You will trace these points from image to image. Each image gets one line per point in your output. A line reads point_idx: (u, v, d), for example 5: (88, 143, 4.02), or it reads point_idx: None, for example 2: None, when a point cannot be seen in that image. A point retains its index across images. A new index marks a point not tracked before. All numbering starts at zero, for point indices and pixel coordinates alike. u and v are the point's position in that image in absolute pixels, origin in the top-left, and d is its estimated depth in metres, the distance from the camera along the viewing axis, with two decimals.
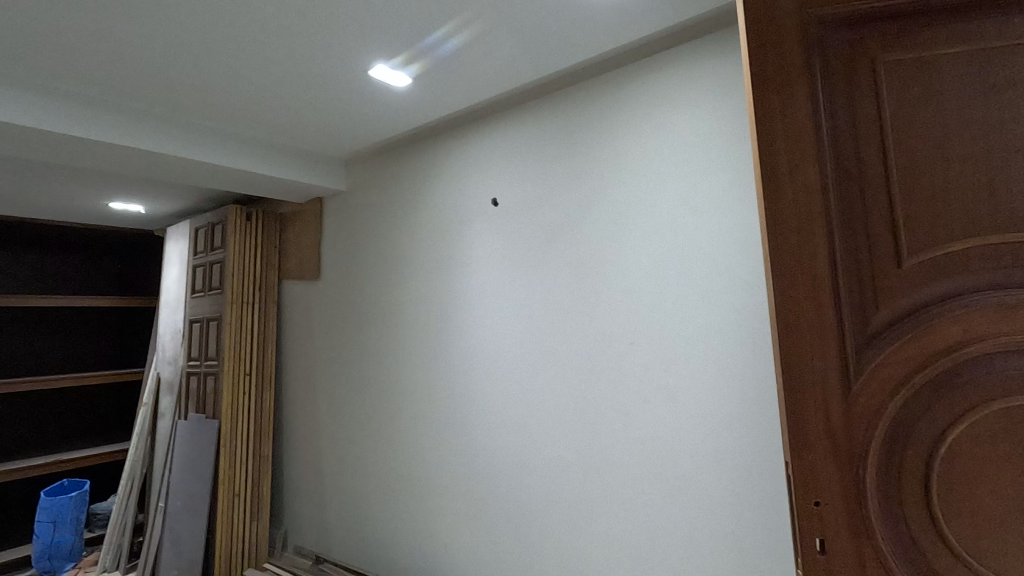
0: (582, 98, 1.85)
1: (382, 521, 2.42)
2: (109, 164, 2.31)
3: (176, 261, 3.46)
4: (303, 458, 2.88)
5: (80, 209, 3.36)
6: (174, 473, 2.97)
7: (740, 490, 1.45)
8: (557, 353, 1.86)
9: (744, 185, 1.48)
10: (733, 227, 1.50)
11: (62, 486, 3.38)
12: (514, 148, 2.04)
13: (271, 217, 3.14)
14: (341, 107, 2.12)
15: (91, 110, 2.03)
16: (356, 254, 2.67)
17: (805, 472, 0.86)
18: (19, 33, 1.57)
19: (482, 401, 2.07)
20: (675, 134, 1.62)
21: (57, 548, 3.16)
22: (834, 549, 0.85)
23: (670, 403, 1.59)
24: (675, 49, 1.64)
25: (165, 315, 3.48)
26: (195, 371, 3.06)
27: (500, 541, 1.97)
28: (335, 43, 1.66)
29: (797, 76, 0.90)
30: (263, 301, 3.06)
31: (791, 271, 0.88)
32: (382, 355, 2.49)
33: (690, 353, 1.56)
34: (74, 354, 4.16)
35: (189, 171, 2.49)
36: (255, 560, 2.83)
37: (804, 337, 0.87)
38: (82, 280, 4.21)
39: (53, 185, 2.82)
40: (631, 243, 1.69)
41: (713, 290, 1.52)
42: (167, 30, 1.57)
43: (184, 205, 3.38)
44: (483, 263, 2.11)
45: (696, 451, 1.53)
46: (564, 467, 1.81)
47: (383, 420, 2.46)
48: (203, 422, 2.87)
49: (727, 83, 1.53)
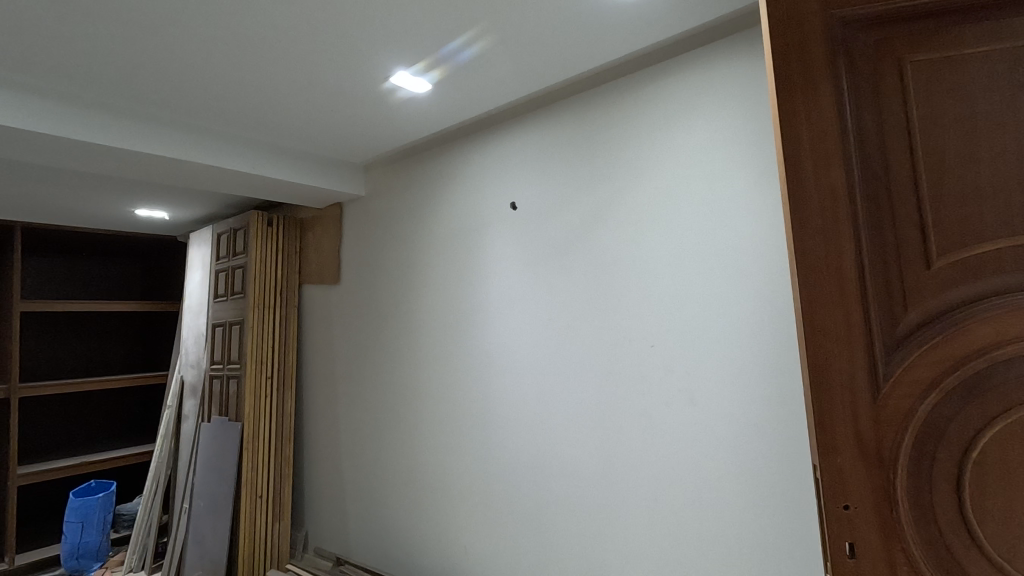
0: (601, 102, 1.85)
1: (402, 522, 2.44)
2: (136, 171, 2.37)
3: (199, 266, 3.52)
4: (323, 460, 2.91)
5: (106, 216, 3.44)
6: (198, 474, 3.02)
7: (763, 492, 1.45)
8: (577, 355, 1.86)
9: (766, 187, 1.48)
10: (755, 230, 1.49)
11: (89, 487, 3.46)
12: (533, 152, 2.05)
13: (292, 222, 3.19)
14: (361, 113, 2.15)
15: (118, 119, 2.08)
16: (376, 259, 2.71)
17: (834, 475, 0.86)
18: (53, 46, 1.62)
19: (502, 404, 2.08)
20: (695, 136, 1.62)
21: (85, 548, 3.23)
22: (864, 553, 0.84)
23: (692, 405, 1.58)
24: (695, 51, 1.64)
25: (189, 319, 3.55)
26: (218, 374, 3.11)
27: (519, 543, 1.98)
28: (356, 51, 1.69)
29: (823, 77, 0.90)
30: (284, 305, 3.10)
31: (818, 273, 0.88)
32: (402, 358, 2.52)
33: (711, 356, 1.56)
34: (99, 358, 4.26)
35: (213, 178, 2.54)
36: (277, 561, 2.87)
37: (832, 339, 0.86)
38: (107, 286, 4.32)
39: (81, 192, 2.90)
40: (650, 245, 1.70)
41: (734, 292, 1.52)
42: (196, 41, 1.61)
43: (206, 211, 3.44)
44: (502, 266, 2.12)
45: (718, 452, 1.53)
46: (585, 469, 1.81)
47: (403, 422, 2.48)
48: (226, 425, 2.91)
49: (748, 84, 1.52)
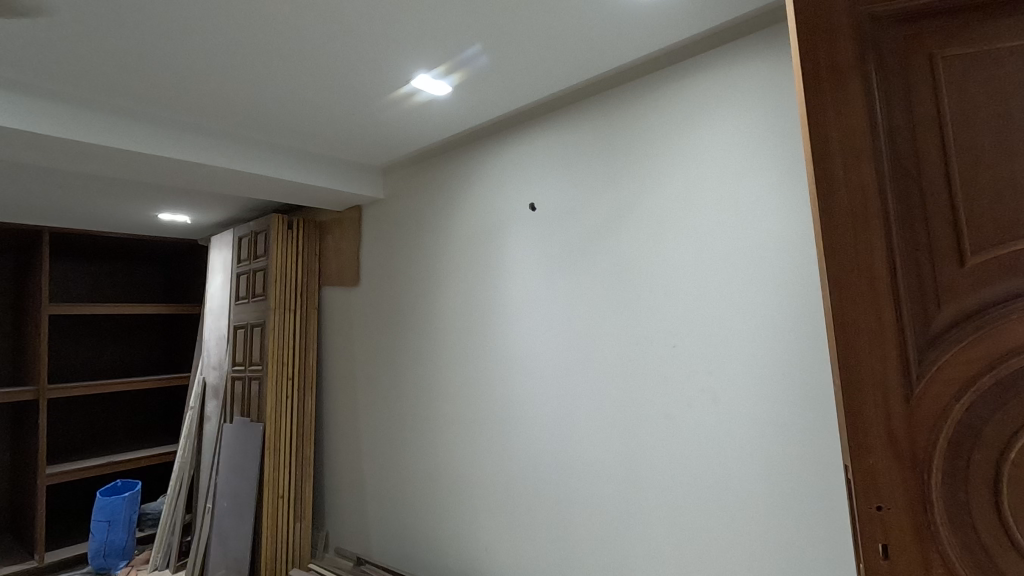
0: (620, 102, 1.86)
1: (422, 522, 2.46)
2: (161, 175, 2.42)
3: (220, 269, 3.57)
4: (343, 459, 2.94)
5: (130, 220, 3.51)
6: (221, 474, 3.07)
7: (789, 492, 1.44)
8: (598, 355, 1.86)
9: (789, 186, 1.47)
10: (778, 229, 1.49)
11: (115, 486, 3.52)
12: (552, 152, 2.06)
13: (312, 225, 3.22)
14: (380, 117, 2.18)
15: (145, 125, 2.13)
16: (395, 260, 2.73)
17: (867, 477, 0.85)
18: (83, 54, 1.67)
19: (522, 404, 2.09)
20: (719, 134, 1.61)
21: (112, 546, 3.29)
22: (898, 554, 0.83)
23: (715, 405, 1.58)
24: (717, 49, 1.63)
25: (210, 321, 3.60)
26: (240, 376, 3.15)
27: (540, 542, 1.99)
28: (376, 54, 1.70)
29: (851, 75, 0.89)
30: (304, 307, 3.14)
31: (848, 272, 0.87)
32: (421, 359, 2.54)
33: (735, 355, 1.55)
34: (123, 360, 4.34)
35: (235, 182, 2.58)
36: (298, 561, 2.89)
37: (863, 337, 0.86)
38: (129, 290, 4.41)
39: (106, 196, 2.96)
40: (672, 245, 1.69)
41: (761, 290, 1.51)
42: (220, 46, 1.64)
43: (227, 214, 3.49)
44: (522, 266, 2.13)
45: (742, 452, 1.52)
46: (606, 469, 1.81)
47: (423, 421, 2.50)
48: (249, 425, 2.96)
49: (770, 82, 1.52)
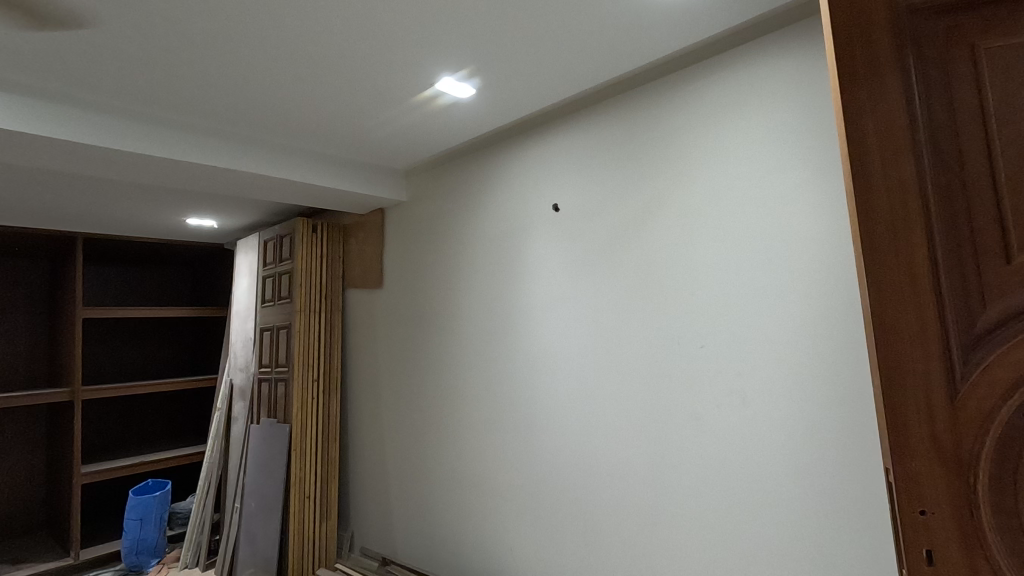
0: (645, 100, 1.85)
1: (447, 523, 2.47)
2: (189, 180, 2.47)
3: (246, 272, 3.64)
4: (367, 460, 2.97)
5: (159, 225, 3.59)
6: (248, 474, 3.11)
7: (821, 494, 1.42)
8: (623, 355, 1.85)
9: (822, 182, 1.45)
10: (810, 227, 1.46)
11: (147, 486, 3.60)
12: (575, 153, 2.05)
13: (335, 228, 3.26)
14: (404, 120, 2.19)
15: (174, 131, 2.18)
16: (418, 263, 2.75)
17: (908, 479, 0.82)
18: (116, 63, 1.71)
19: (547, 406, 2.08)
20: (746, 133, 1.59)
21: (144, 544, 3.36)
22: (943, 560, 0.81)
23: (744, 406, 1.56)
24: (743, 46, 1.62)
25: (237, 323, 3.66)
26: (267, 377, 3.20)
27: (565, 543, 1.98)
28: (401, 58, 1.72)
29: (888, 68, 0.87)
30: (329, 309, 3.17)
31: (889, 270, 0.85)
32: (444, 361, 2.55)
33: (764, 356, 1.53)
34: (151, 362, 4.44)
35: (261, 186, 2.62)
36: (324, 560, 2.93)
37: (905, 337, 0.83)
38: (156, 295, 4.52)
39: (136, 202, 3.04)
40: (699, 244, 1.68)
41: (792, 288, 1.49)
42: (249, 52, 1.67)
43: (252, 219, 3.55)
44: (545, 268, 2.13)
45: (772, 454, 1.50)
46: (634, 472, 1.80)
47: (446, 422, 2.51)
48: (275, 426, 3.00)
49: (802, 78, 1.49)
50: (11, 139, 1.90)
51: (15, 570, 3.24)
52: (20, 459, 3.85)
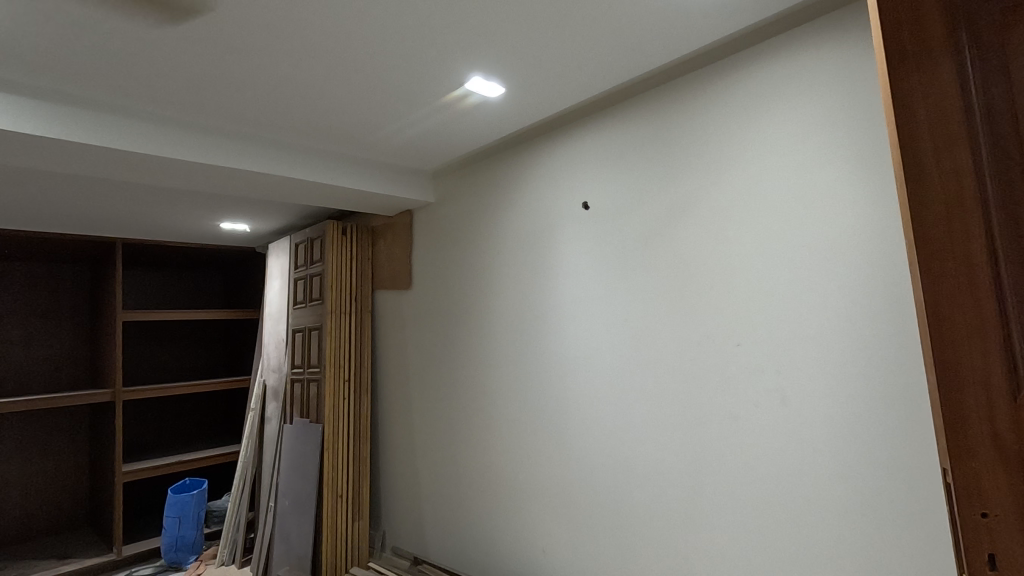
0: (676, 97, 1.83)
1: (479, 522, 2.47)
2: (224, 184, 2.53)
3: (278, 275, 3.70)
4: (398, 459, 2.99)
5: (194, 229, 3.69)
6: (282, 473, 3.17)
7: (867, 494, 1.38)
8: (656, 355, 1.83)
9: (863, 173, 1.41)
10: (853, 221, 1.42)
11: (185, 484, 3.69)
12: (605, 150, 2.04)
13: (365, 230, 3.30)
14: (432, 120, 2.21)
15: (210, 138, 2.24)
16: (447, 264, 2.76)
17: (969, 480, 0.79)
18: (157, 70, 1.76)
19: (580, 406, 2.07)
20: (782, 126, 1.57)
21: (182, 541, 3.45)
22: (1009, 564, 0.77)
23: (784, 406, 1.53)
24: (779, 37, 1.59)
25: (269, 325, 3.73)
26: (299, 378, 3.25)
27: (598, 543, 1.97)
28: (432, 59, 1.73)
29: (941, 52, 0.83)
30: (359, 310, 3.21)
31: (942, 262, 0.81)
32: (474, 361, 2.56)
33: (803, 353, 1.50)
34: (187, 364, 4.55)
35: (293, 189, 2.66)
36: (357, 559, 2.96)
37: (961, 330, 0.80)
38: (190, 298, 4.65)
39: (173, 207, 3.13)
40: (734, 240, 1.65)
41: (832, 281, 1.45)
42: (283, 57, 1.71)
43: (283, 222, 3.62)
44: (576, 266, 2.12)
45: (813, 453, 1.47)
46: (670, 472, 1.77)
47: (477, 421, 2.52)
48: (308, 425, 3.05)
49: (842, 67, 1.46)
50: (57, 147, 1.97)
51: (61, 565, 3.35)
52: (66, 458, 3.99)
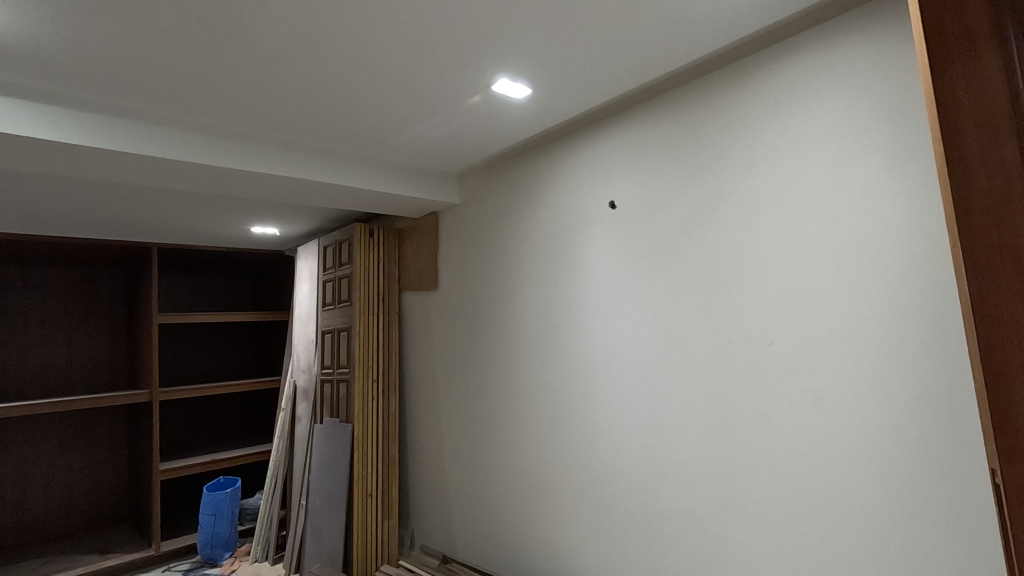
0: (705, 94, 1.82)
1: (507, 522, 2.48)
2: (255, 188, 2.59)
3: (307, 277, 3.77)
4: (426, 458, 3.03)
5: (226, 234, 3.78)
6: (313, 472, 3.22)
7: (906, 496, 1.35)
8: (686, 355, 1.82)
9: (902, 167, 1.38)
10: (890, 216, 1.40)
11: (219, 482, 3.79)
12: (632, 149, 2.04)
13: (391, 233, 3.34)
14: (458, 122, 2.23)
15: (242, 144, 2.30)
16: (474, 265, 2.78)
17: (1019, 479, 0.76)
18: (192, 79, 1.82)
19: (609, 406, 2.06)
20: (814, 122, 1.55)
21: (217, 538, 3.54)
22: None
23: (819, 405, 1.51)
24: (811, 31, 1.57)
25: (299, 327, 3.80)
26: (329, 378, 3.31)
27: (628, 544, 1.97)
28: (458, 62, 1.76)
29: (984, 44, 0.81)
30: (386, 311, 3.25)
31: (988, 257, 0.79)
32: (501, 363, 2.58)
33: (839, 352, 1.47)
34: (219, 365, 4.66)
35: (321, 193, 2.71)
36: (387, 558, 3.00)
37: (1011, 327, 0.77)
38: (220, 299, 4.78)
39: (206, 212, 3.21)
40: (765, 237, 1.63)
41: (869, 278, 1.42)
42: (312, 63, 1.75)
43: (311, 226, 3.68)
44: (603, 266, 2.12)
45: (850, 453, 1.44)
46: (702, 473, 1.76)
47: (504, 420, 2.54)
48: (338, 425, 3.10)
49: (877, 60, 1.43)
50: (98, 155, 2.05)
51: (103, 559, 3.46)
52: (105, 458, 4.12)
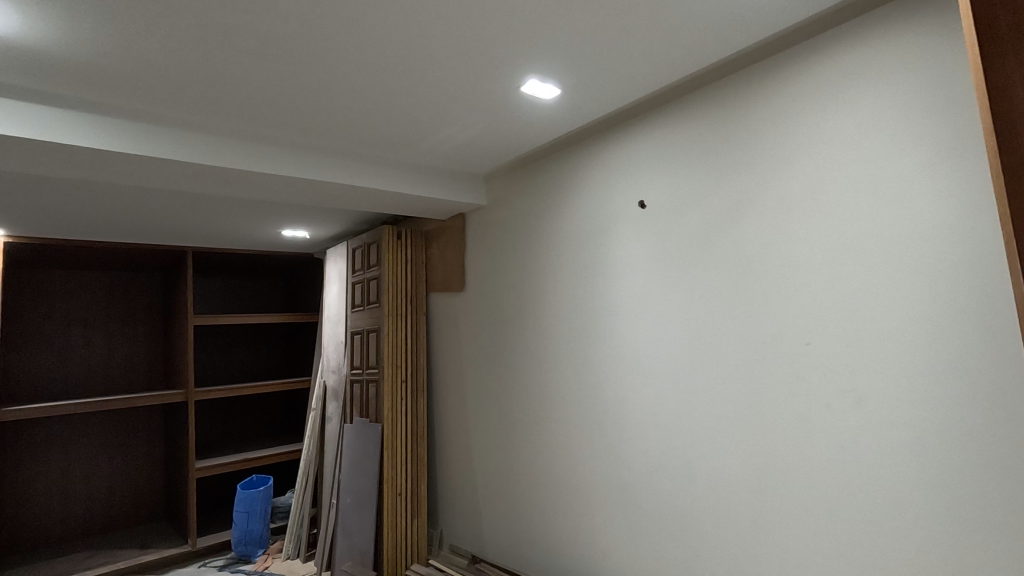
0: (737, 92, 1.80)
1: (537, 522, 2.49)
2: (287, 193, 2.64)
3: (336, 279, 3.83)
4: (455, 457, 3.05)
5: (258, 237, 3.86)
6: (343, 471, 3.27)
7: (954, 501, 1.31)
8: (719, 355, 1.80)
9: (946, 163, 1.34)
10: (933, 212, 1.36)
11: (252, 480, 3.87)
12: (661, 149, 2.03)
13: (418, 234, 3.37)
14: (486, 124, 2.24)
15: (274, 149, 2.35)
16: (501, 267, 2.79)
17: None
18: (228, 86, 1.87)
19: (640, 407, 2.05)
20: (851, 118, 1.52)
21: (251, 535, 3.61)
22: None
23: (859, 407, 1.47)
24: (847, 25, 1.54)
25: (328, 328, 3.86)
26: (358, 379, 3.36)
27: (661, 547, 1.95)
28: (488, 64, 1.77)
29: None
30: (414, 312, 3.28)
31: None
32: (529, 364, 2.59)
33: (879, 353, 1.44)
34: (250, 365, 4.76)
35: (351, 196, 2.75)
36: (416, 557, 3.02)
37: None
38: (251, 301, 4.87)
39: (239, 216, 3.29)
40: (801, 236, 1.61)
41: (911, 277, 1.39)
42: (344, 69, 1.78)
43: (340, 229, 3.73)
44: (633, 266, 2.11)
45: (893, 456, 1.41)
46: (737, 474, 1.73)
47: (533, 420, 2.54)
48: (367, 425, 3.14)
49: (918, 53, 1.40)
50: (138, 162, 2.12)
51: (141, 554, 3.57)
52: (141, 455, 4.24)
